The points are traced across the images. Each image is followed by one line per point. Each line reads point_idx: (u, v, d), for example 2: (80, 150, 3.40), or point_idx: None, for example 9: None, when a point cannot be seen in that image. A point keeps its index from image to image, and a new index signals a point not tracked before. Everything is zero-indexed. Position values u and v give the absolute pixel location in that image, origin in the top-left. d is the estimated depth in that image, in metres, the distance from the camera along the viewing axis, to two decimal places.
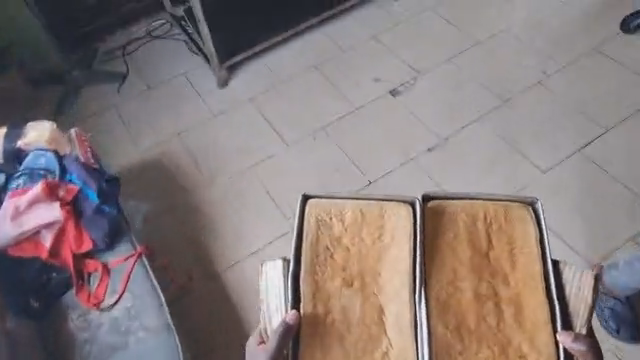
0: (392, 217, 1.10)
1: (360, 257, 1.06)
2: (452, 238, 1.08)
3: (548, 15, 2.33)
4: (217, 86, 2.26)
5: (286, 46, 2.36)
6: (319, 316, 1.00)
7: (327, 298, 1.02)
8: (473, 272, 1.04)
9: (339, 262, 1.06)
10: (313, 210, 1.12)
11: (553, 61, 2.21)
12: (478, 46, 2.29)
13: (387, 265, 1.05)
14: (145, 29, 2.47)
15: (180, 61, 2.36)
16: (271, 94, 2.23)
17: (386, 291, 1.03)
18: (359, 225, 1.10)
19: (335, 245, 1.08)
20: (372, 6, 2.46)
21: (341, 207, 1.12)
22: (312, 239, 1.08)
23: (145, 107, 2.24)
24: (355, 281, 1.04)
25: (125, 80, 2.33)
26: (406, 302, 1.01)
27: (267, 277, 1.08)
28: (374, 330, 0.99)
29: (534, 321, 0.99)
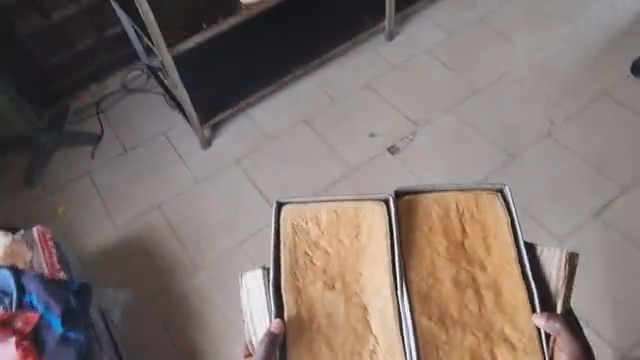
0: (366, 217, 1.16)
1: (338, 258, 1.13)
2: (426, 232, 1.14)
3: (550, 61, 2.22)
4: (201, 147, 2.08)
5: (275, 102, 2.20)
6: (301, 319, 1.07)
7: (310, 305, 1.08)
8: (449, 263, 1.11)
9: (319, 265, 1.13)
10: (290, 216, 1.18)
11: (559, 109, 2.07)
12: (478, 94, 2.16)
13: (362, 264, 1.12)
14: (120, 81, 2.32)
15: (156, 122, 2.19)
16: (259, 155, 2.06)
17: (365, 290, 1.09)
18: (336, 226, 1.17)
19: (314, 249, 1.14)
20: (364, 56, 2.33)
21: (317, 211, 1.18)
22: (290, 245, 1.14)
23: (117, 177, 2.04)
24: (335, 283, 1.10)
25: (99, 141, 2.16)
26: (385, 300, 1.07)
27: (246, 289, 1.15)
28: (358, 329, 1.06)
29: (514, 304, 1.05)
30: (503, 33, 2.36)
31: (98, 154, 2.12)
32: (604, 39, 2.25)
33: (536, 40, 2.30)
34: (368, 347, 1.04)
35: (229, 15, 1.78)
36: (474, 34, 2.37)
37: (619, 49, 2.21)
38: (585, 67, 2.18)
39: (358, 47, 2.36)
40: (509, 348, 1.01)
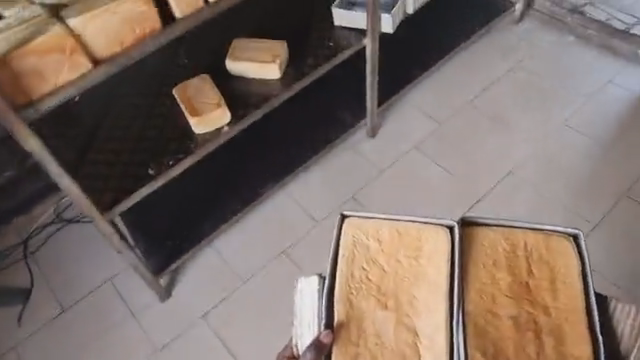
0: (426, 243, 1.03)
1: (394, 280, 1.00)
2: (489, 265, 1.00)
3: (558, 154, 1.96)
4: (159, 298, 1.70)
5: (248, 226, 1.83)
6: (351, 330, 0.95)
7: (361, 319, 0.96)
8: (513, 293, 0.97)
9: (376, 284, 1.00)
10: (350, 231, 1.06)
11: (576, 220, 1.81)
12: (483, 204, 1.87)
13: (420, 288, 0.99)
14: (53, 210, 1.90)
15: (100, 263, 1.79)
16: (235, 303, 1.69)
17: (421, 311, 0.96)
18: (396, 245, 1.04)
19: (372, 266, 1.02)
20: (348, 157, 1.99)
21: (380, 227, 1.07)
22: (350, 259, 1.03)
23: (59, 348, 1.64)
24: (389, 303, 0.97)
25: (29, 297, 1.74)
26: (441, 321, 0.94)
27: (302, 294, 1.08)
28: (406, 352, 0.92)
29: (574, 351, 0.91)
30: (501, 120, 2.07)
31: (29, 316, 1.71)
32: (613, 128, 2.01)
33: (539, 128, 2.04)
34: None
35: (182, 155, 1.44)
36: (468, 121, 2.07)
37: (631, 139, 1.98)
38: (599, 163, 1.93)
39: (340, 147, 2.02)
40: None
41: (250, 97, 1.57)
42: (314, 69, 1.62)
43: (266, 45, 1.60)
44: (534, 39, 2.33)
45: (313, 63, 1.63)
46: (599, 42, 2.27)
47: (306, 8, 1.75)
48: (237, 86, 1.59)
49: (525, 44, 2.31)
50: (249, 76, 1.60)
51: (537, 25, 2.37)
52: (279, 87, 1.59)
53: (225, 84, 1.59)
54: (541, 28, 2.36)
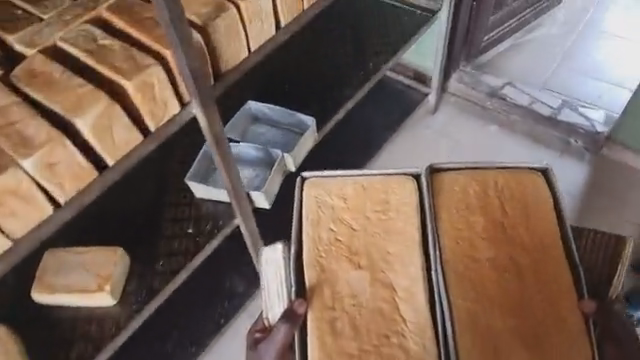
0: (400, 194, 0.71)
1: (363, 239, 0.68)
2: (461, 209, 0.69)
3: None
4: None
5: None
6: (324, 295, 0.65)
7: (331, 284, 0.65)
8: (484, 224, 0.68)
9: (343, 247, 0.67)
10: (312, 193, 0.71)
11: None
12: None
13: (393, 236, 0.68)
14: None
15: None
16: None
17: (401, 265, 0.66)
18: (362, 199, 0.71)
19: (339, 227, 0.69)
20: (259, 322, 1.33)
21: (343, 182, 0.73)
22: (312, 224, 0.69)
23: None
24: (361, 262, 0.66)
25: None
26: (426, 271, 0.65)
27: (267, 266, 0.64)
28: (385, 309, 0.63)
29: (563, 280, 0.63)
30: None
31: None
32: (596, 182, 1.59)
33: None
34: (396, 326, 0.62)
35: None
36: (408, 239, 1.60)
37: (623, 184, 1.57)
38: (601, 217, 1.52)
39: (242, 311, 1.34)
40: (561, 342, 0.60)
41: (74, 341, 0.98)
42: (166, 282, 1.07)
43: (83, 257, 1.02)
44: (460, 129, 1.76)
45: (164, 270, 1.09)
46: (525, 129, 1.73)
47: (152, 187, 1.21)
48: (56, 315, 1.01)
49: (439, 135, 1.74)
50: (69, 305, 1.01)
51: (455, 111, 1.81)
52: (117, 312, 1.02)
53: (35, 318, 1.01)
54: (463, 113, 1.81)
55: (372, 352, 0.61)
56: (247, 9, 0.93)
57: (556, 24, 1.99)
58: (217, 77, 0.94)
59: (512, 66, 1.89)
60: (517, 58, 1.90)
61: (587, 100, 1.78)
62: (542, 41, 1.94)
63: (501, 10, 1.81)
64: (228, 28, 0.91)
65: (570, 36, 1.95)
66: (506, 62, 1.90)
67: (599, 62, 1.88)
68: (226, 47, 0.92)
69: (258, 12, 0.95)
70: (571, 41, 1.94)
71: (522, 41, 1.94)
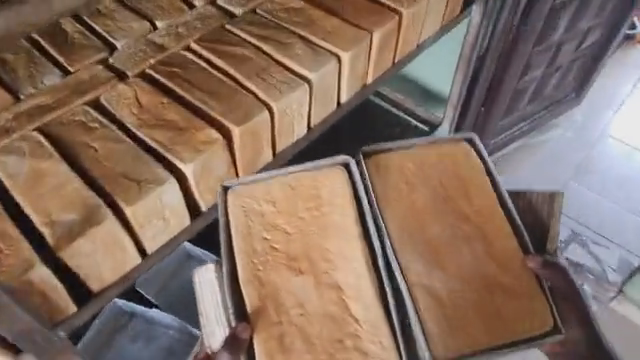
0: (325, 185, 0.67)
1: (302, 243, 0.64)
2: (401, 190, 0.69)
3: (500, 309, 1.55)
4: None
5: None
6: (266, 311, 0.60)
7: (274, 298, 0.60)
8: (439, 207, 0.69)
9: (282, 254, 0.63)
10: (238, 203, 0.64)
11: None
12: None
13: (335, 232, 0.65)
14: None
15: None
16: None
17: (343, 258, 0.63)
18: (292, 198, 0.66)
19: (273, 233, 0.64)
20: None
21: (266, 183, 0.66)
22: (242, 235, 0.63)
23: None
24: (303, 266, 0.62)
25: None
26: (372, 260, 0.63)
27: (201, 287, 0.67)
28: (338, 313, 0.60)
29: (508, 246, 0.65)
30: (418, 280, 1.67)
31: None
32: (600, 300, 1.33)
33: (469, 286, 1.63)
34: (350, 327, 0.59)
35: None
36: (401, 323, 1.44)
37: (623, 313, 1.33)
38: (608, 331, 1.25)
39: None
40: (526, 314, 0.61)
41: None
42: None
43: None
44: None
45: None
46: None
47: None
48: None
49: None
50: None
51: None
52: None
53: None
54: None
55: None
56: (136, 213, 0.58)
57: (574, 126, 1.74)
58: (85, 299, 0.58)
59: (533, 164, 1.64)
60: (531, 164, 1.64)
61: (598, 234, 1.50)
62: (554, 146, 1.68)
63: (511, 115, 1.55)
64: (104, 246, 0.57)
65: (581, 148, 1.68)
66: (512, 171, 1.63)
67: (601, 176, 1.62)
68: (99, 265, 0.57)
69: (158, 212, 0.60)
70: (585, 153, 1.67)
71: (534, 143, 1.68)
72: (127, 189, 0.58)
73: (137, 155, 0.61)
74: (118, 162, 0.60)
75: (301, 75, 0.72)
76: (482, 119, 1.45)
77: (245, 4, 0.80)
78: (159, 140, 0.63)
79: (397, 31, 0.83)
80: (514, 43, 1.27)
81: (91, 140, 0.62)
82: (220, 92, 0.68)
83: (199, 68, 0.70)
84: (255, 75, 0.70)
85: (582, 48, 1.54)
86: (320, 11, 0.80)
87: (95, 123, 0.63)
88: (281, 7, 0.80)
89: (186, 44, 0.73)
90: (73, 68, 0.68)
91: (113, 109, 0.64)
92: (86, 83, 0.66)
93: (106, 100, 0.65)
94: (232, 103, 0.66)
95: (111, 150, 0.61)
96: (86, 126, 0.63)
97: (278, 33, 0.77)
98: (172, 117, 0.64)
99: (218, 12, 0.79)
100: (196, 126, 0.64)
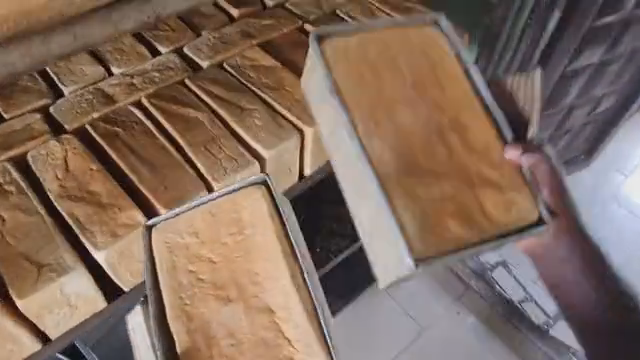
0: (249, 205, 0.57)
1: (228, 271, 0.55)
2: (362, 82, 0.59)
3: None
4: None
5: None
6: (197, 344, 0.51)
7: (204, 329, 0.52)
8: (411, 97, 0.60)
9: (209, 284, 0.54)
10: (160, 237, 0.55)
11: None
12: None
13: (262, 255, 0.55)
14: None
15: None
16: None
17: (270, 278, 0.54)
18: (215, 227, 0.56)
19: (197, 263, 0.55)
20: None
21: (185, 215, 0.56)
22: (165, 267, 0.54)
23: None
24: (230, 293, 0.54)
25: None
26: (302, 287, 0.54)
27: None
28: (270, 339, 0.52)
29: (483, 141, 0.60)
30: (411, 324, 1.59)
31: None
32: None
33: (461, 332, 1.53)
34: (283, 351, 0.52)
35: None
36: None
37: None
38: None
39: None
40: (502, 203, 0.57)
41: None
42: None
43: None
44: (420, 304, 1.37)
45: None
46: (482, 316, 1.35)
47: None
48: None
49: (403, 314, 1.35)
50: None
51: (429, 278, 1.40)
52: None
53: None
54: (493, 335, 1.35)
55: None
56: (30, 304, 0.52)
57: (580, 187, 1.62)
58: None
59: None
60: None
61: None
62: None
63: None
64: None
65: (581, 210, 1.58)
66: None
67: None
68: None
69: (59, 300, 0.54)
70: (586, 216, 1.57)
71: None
72: (25, 275, 0.52)
73: (47, 234, 0.55)
74: (23, 241, 0.54)
75: (255, 155, 0.67)
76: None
77: (214, 56, 0.76)
78: (74, 214, 0.57)
79: None
80: None
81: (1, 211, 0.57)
82: (159, 164, 0.63)
83: (143, 130, 0.66)
84: (201, 146, 0.65)
85: (595, 113, 1.41)
86: (292, 75, 0.75)
87: (11, 186, 0.59)
88: (250, 64, 0.76)
89: (137, 98, 0.70)
90: (8, 114, 0.66)
91: (37, 171, 0.61)
92: (18, 134, 0.64)
93: (33, 158, 0.61)
94: (166, 178, 0.62)
95: (20, 223, 0.56)
96: (1, 188, 0.58)
97: (241, 96, 0.72)
98: (96, 189, 0.59)
99: (182, 62, 0.75)
100: (121, 203, 0.58)
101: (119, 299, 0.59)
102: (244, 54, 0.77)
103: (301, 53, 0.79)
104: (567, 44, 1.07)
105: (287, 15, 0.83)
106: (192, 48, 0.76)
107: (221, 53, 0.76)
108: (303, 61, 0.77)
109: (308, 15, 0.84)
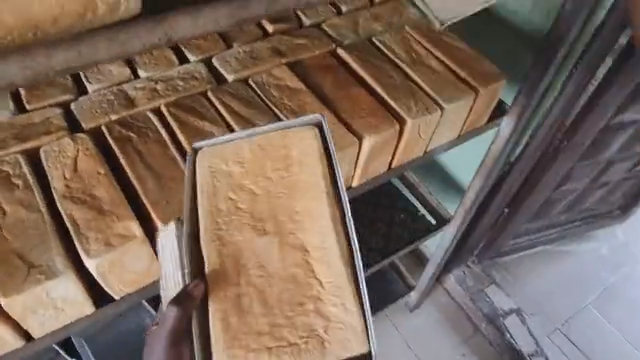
0: (298, 146, 0.45)
1: (268, 203, 0.43)
2: None
3: None
4: None
5: None
6: (225, 270, 0.40)
7: (236, 255, 0.41)
8: None
9: (247, 214, 0.42)
10: (205, 162, 0.43)
11: None
12: None
13: (307, 190, 0.44)
14: None
15: None
16: None
17: (315, 219, 0.43)
18: (263, 162, 0.44)
19: (239, 193, 0.43)
20: None
21: (230, 144, 0.44)
22: (205, 194, 0.42)
23: None
24: (267, 224, 0.42)
25: None
26: (345, 241, 0.42)
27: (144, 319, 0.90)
28: (301, 277, 0.41)
29: None
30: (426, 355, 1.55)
31: None
32: None
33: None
34: (312, 290, 0.41)
35: None
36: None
37: None
38: None
39: None
40: None
41: None
42: None
43: None
44: (424, 340, 1.35)
45: None
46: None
47: None
48: None
49: (409, 349, 1.33)
50: None
51: (438, 316, 1.38)
52: None
53: None
54: None
55: (285, 327, 0.39)
56: (17, 302, 0.52)
57: (612, 242, 1.52)
58: None
59: (557, 271, 1.45)
60: (549, 273, 1.45)
61: None
62: (582, 263, 1.48)
63: (542, 219, 1.32)
64: None
65: (612, 270, 1.47)
66: (532, 274, 1.45)
67: (628, 311, 1.42)
68: None
69: (46, 300, 0.53)
70: (616, 278, 1.46)
71: (564, 250, 1.49)
72: (13, 272, 0.52)
73: (44, 233, 0.55)
74: (20, 237, 0.54)
75: None
76: (502, 221, 1.26)
77: (240, 71, 0.75)
78: (73, 216, 0.57)
79: (397, 140, 0.76)
80: (557, 151, 1.03)
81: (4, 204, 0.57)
82: (166, 176, 0.62)
83: (157, 138, 0.66)
84: None
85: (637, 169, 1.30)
86: (317, 100, 0.74)
87: (19, 179, 0.59)
88: (276, 83, 0.75)
89: (157, 104, 0.69)
90: (30, 105, 0.66)
91: (47, 165, 0.61)
92: (36, 127, 0.64)
93: (45, 153, 0.61)
94: (170, 192, 0.61)
95: (20, 219, 0.56)
96: (9, 180, 0.59)
97: (258, 114, 0.71)
98: (100, 194, 0.59)
99: (208, 73, 0.74)
100: (121, 211, 0.57)
101: (109, 304, 0.59)
102: (272, 72, 0.76)
103: (329, 78, 0.77)
104: (613, 102, 0.95)
105: (322, 35, 0.81)
106: (220, 60, 0.76)
107: (248, 68, 0.76)
108: (329, 87, 0.76)
109: (342, 38, 0.82)
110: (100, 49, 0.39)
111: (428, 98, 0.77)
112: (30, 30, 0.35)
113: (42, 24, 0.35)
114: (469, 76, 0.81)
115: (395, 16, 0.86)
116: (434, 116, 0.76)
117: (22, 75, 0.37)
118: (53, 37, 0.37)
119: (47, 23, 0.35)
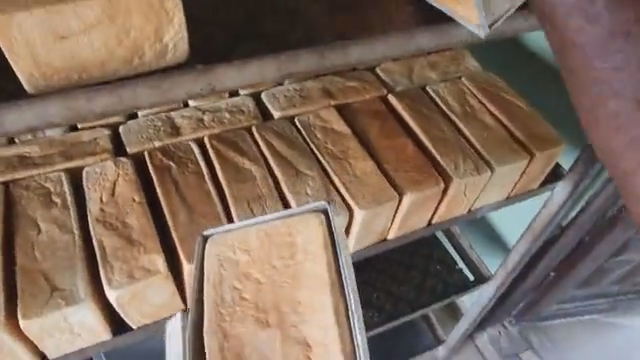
0: (303, 233, 0.39)
1: (273, 293, 0.37)
2: None
3: None
4: None
5: None
6: None
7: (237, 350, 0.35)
8: None
9: (251, 304, 0.37)
10: (214, 250, 0.38)
11: None
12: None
13: (314, 282, 0.37)
14: None
15: None
16: None
17: (319, 311, 0.36)
18: (271, 252, 0.38)
19: (245, 283, 0.38)
20: None
21: (237, 233, 0.39)
22: (210, 283, 0.37)
23: None
24: (271, 315, 0.36)
25: None
26: (347, 335, 0.35)
27: None
28: None
29: None
30: None
31: None
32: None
33: None
34: None
35: None
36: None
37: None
38: None
39: None
40: None
41: None
42: None
43: None
44: None
45: None
46: None
47: None
48: None
49: None
50: None
51: None
52: None
53: None
54: None
55: None
56: (38, 323, 0.52)
57: None
58: None
59: (603, 346, 1.34)
60: (592, 345, 1.34)
61: None
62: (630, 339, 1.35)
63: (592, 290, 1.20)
64: None
65: None
66: (573, 344, 1.35)
67: None
68: None
69: (64, 324, 0.54)
70: None
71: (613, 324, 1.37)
72: (37, 292, 0.53)
73: (72, 256, 0.56)
74: (51, 257, 0.55)
75: None
76: (546, 284, 1.17)
77: (287, 109, 0.74)
78: (102, 242, 0.57)
79: (439, 199, 0.73)
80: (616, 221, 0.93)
81: (41, 221, 0.58)
82: (197, 211, 0.62)
83: (194, 172, 0.66)
84: (244, 201, 0.64)
85: None
86: (361, 147, 0.72)
87: (58, 198, 0.60)
88: (322, 125, 0.73)
89: (201, 135, 0.70)
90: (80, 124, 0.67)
91: (87, 185, 0.61)
92: (82, 146, 0.65)
93: (87, 173, 0.62)
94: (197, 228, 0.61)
95: (53, 239, 0.57)
96: (49, 197, 0.60)
97: (299, 156, 0.69)
98: (131, 222, 0.59)
99: (256, 107, 0.74)
100: (148, 243, 0.57)
101: (127, 333, 0.59)
102: (319, 113, 0.74)
103: (375, 125, 0.75)
104: None
105: (375, 79, 0.80)
106: (269, 95, 0.75)
107: (295, 107, 0.75)
108: (375, 135, 0.74)
109: (395, 84, 0.80)
110: (141, 94, 0.39)
111: (477, 156, 0.73)
112: (76, 72, 0.39)
113: (91, 68, 0.39)
114: (524, 137, 0.76)
115: (452, 66, 0.84)
116: (482, 177, 0.72)
117: (62, 116, 0.38)
118: (98, 82, 0.39)
119: (95, 67, 0.39)
